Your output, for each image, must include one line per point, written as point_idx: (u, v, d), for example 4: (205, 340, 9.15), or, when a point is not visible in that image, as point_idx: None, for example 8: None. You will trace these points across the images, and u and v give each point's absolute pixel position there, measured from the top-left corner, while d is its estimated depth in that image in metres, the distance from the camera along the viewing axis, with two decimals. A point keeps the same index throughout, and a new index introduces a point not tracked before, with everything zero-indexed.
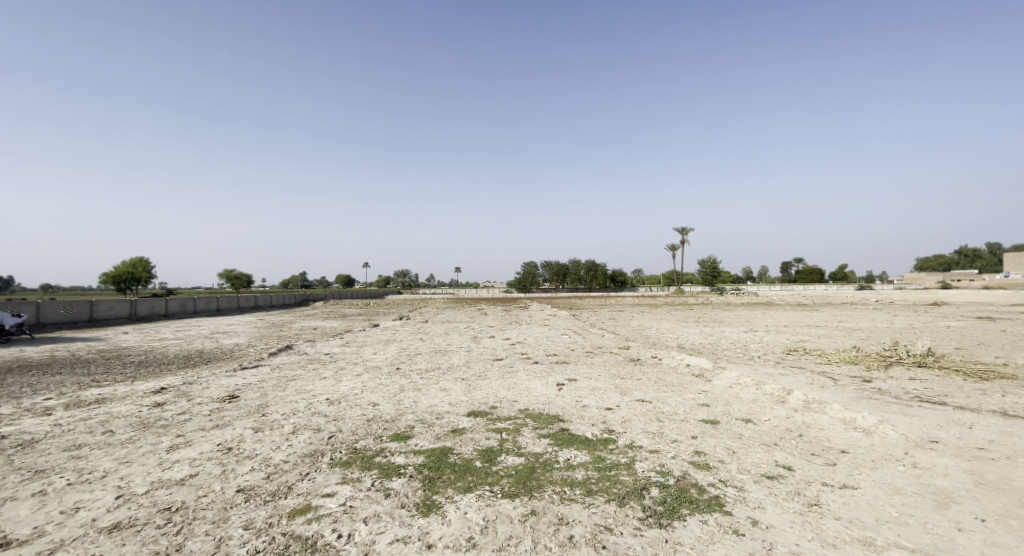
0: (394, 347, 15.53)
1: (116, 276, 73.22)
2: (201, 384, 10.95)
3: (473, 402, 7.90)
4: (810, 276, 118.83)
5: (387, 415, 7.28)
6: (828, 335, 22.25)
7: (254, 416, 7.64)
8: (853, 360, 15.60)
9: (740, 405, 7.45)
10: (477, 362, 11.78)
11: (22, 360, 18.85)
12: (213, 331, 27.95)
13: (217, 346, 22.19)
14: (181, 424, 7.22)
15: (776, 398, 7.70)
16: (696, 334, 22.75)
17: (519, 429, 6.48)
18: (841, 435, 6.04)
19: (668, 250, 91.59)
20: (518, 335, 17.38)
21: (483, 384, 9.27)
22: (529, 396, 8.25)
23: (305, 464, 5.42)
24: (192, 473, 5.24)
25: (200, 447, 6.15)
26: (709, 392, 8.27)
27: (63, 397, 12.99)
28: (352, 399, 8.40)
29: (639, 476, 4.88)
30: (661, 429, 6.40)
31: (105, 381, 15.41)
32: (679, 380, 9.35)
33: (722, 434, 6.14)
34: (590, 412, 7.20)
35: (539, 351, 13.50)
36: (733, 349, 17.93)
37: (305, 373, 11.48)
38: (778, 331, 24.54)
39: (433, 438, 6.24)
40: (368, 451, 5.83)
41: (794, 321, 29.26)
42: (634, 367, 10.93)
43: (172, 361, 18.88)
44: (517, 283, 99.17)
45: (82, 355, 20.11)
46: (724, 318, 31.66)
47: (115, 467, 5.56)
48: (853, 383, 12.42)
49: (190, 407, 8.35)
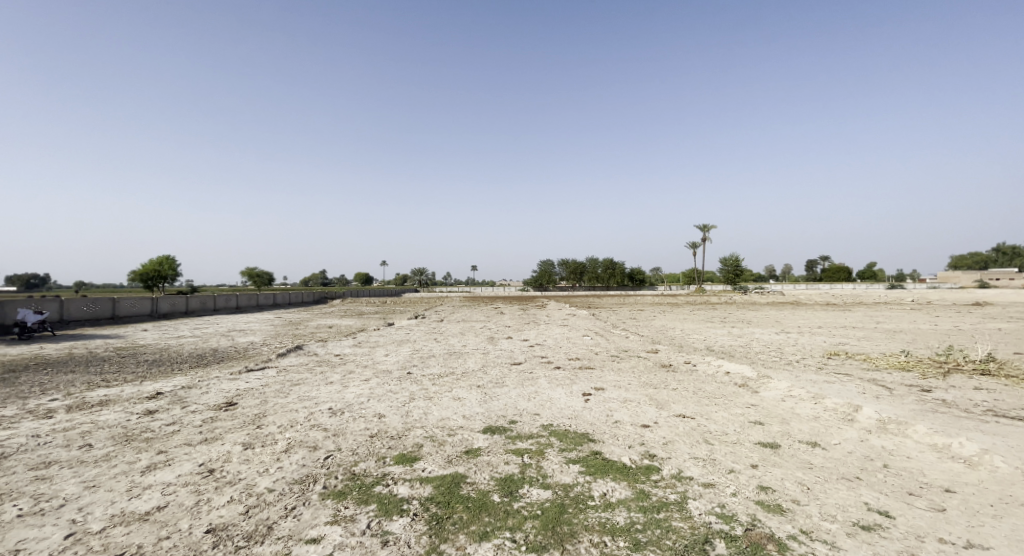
0: (407, 347, 14.79)
1: (142, 274, 74.65)
2: (201, 389, 10.26)
3: (490, 415, 7.00)
4: (836, 275, 115.12)
5: (393, 430, 6.44)
6: (870, 338, 20.73)
7: (247, 428, 6.87)
8: (905, 367, 14.23)
9: (800, 424, 6.40)
10: (493, 366, 10.91)
11: (39, 358, 18.66)
12: (230, 328, 27.72)
13: (232, 344, 21.81)
14: (166, 438, 6.49)
15: (841, 417, 6.65)
16: (725, 335, 21.52)
17: (543, 451, 5.57)
18: (938, 467, 4.99)
19: (690, 248, 89.62)
20: (536, 336, 16.43)
21: (501, 392, 8.38)
22: (553, 408, 7.34)
23: (292, 495, 4.60)
24: (160, 504, 4.46)
25: (179, 468, 5.37)
26: (759, 407, 7.23)
27: (68, 398, 12.53)
28: (356, 409, 7.58)
29: (697, 524, 3.94)
30: (713, 454, 5.41)
31: (115, 381, 14.98)
32: (721, 391, 8.32)
33: (788, 462, 5.14)
34: (624, 430, 6.24)
35: (561, 354, 12.57)
36: (768, 353, 16.75)
37: (311, 377, 10.74)
38: (813, 332, 23.08)
39: (443, 462, 5.35)
40: (368, 478, 4.98)
41: (828, 322, 27.66)
42: (667, 374, 9.90)
43: (185, 359, 18.46)
44: (533, 282, 97.88)
45: (98, 353, 19.86)
46: (752, 318, 30.10)
47: (78, 494, 4.74)
48: (911, 392, 11.16)
49: (182, 417, 7.63)
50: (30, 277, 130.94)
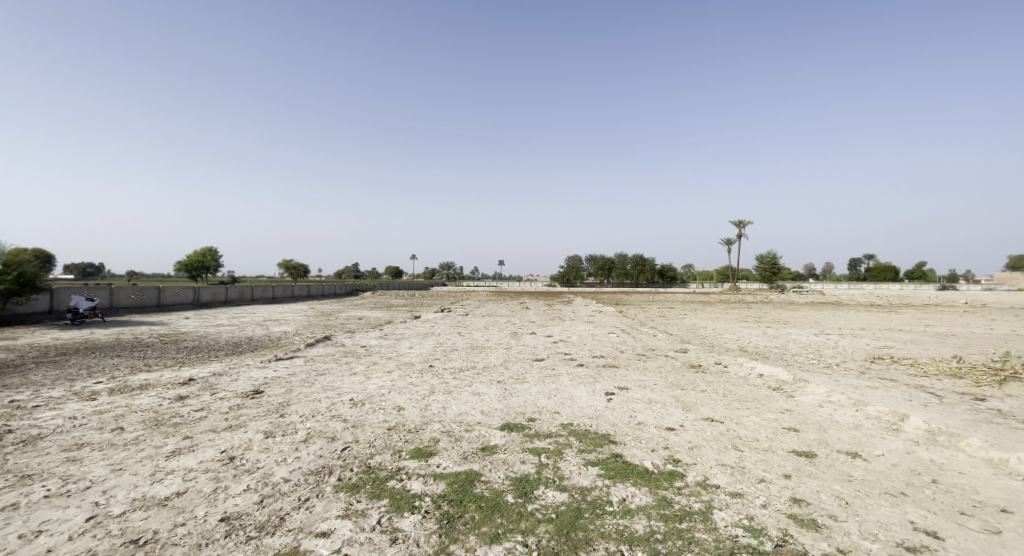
0: (431, 341, 14.82)
1: (187, 265, 78.20)
2: (231, 376, 10.54)
3: (508, 412, 6.87)
4: (881, 274, 109.64)
5: (411, 424, 6.39)
6: (917, 342, 19.53)
7: (270, 417, 6.96)
8: (956, 373, 13.31)
9: (839, 433, 6.01)
10: (516, 361, 10.78)
11: (88, 342, 19.70)
12: (265, 318, 28.58)
13: (265, 333, 22.46)
14: (192, 424, 6.64)
15: (885, 426, 6.21)
16: (759, 336, 20.72)
17: (562, 451, 5.40)
18: (994, 485, 4.56)
19: (724, 245, 87.08)
20: (561, 333, 16.20)
21: (522, 389, 8.23)
22: (574, 406, 7.14)
23: (306, 486, 4.59)
24: (179, 490, 4.53)
25: (202, 455, 5.46)
26: (793, 413, 6.84)
27: (112, 382, 13.15)
28: (376, 401, 7.58)
29: (723, 537, 3.71)
30: (742, 462, 5.11)
31: (155, 366, 15.62)
32: (752, 394, 7.94)
33: (825, 474, 4.81)
34: (647, 433, 5.99)
35: (585, 351, 12.32)
36: (804, 355, 16.00)
37: (336, 367, 10.88)
38: (854, 334, 21.93)
39: (459, 458, 5.24)
40: (383, 471, 4.93)
41: (871, 324, 26.25)
42: (695, 375, 9.53)
43: (221, 347, 19.10)
44: (561, 277, 97.20)
45: (142, 339, 20.81)
46: (789, 319, 28.89)
47: (105, 477, 4.88)
48: (962, 401, 10.39)
49: (210, 403, 7.81)
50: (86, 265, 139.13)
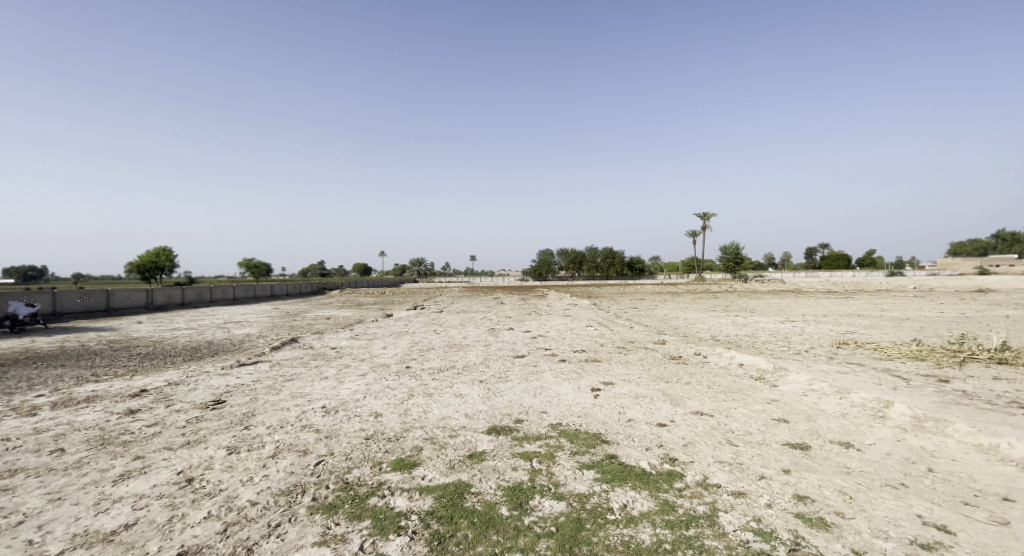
0: (405, 340, 14.29)
1: (140, 266, 74.05)
2: (190, 385, 9.78)
3: (493, 414, 6.53)
4: (836, 262, 114.68)
5: (391, 432, 5.98)
6: (878, 326, 20.30)
7: (234, 430, 6.39)
8: (919, 356, 13.80)
9: (828, 422, 5.97)
10: (496, 359, 10.44)
11: (29, 351, 18.14)
12: (227, 320, 27.18)
13: (228, 336, 21.28)
14: (145, 442, 6.01)
15: (872, 413, 6.22)
16: (729, 324, 21.11)
17: (554, 455, 5.12)
18: (988, 471, 4.57)
19: (689, 237, 88.98)
20: (538, 327, 15.97)
21: (505, 388, 7.91)
22: (561, 405, 6.88)
23: (277, 509, 4.16)
24: (128, 521, 4.02)
25: (155, 477, 4.90)
26: (780, 402, 6.79)
27: (56, 394, 12.06)
28: (351, 408, 7.10)
29: (734, 543, 3.53)
30: (739, 457, 4.96)
31: (105, 375, 14.47)
32: (737, 385, 7.88)
33: (823, 467, 4.71)
34: (640, 430, 5.78)
35: (565, 345, 12.11)
36: (775, 342, 16.31)
37: (304, 372, 10.26)
38: (818, 321, 22.63)
39: (445, 468, 4.88)
40: (362, 488, 4.52)
41: (833, 310, 27.20)
42: (677, 367, 9.44)
43: (179, 352, 17.94)
44: (532, 271, 97.28)
45: (90, 346, 19.33)
46: (756, 307, 29.61)
47: (41, 508, 4.29)
48: (928, 383, 10.75)
49: (165, 417, 7.14)
50: (26, 268, 129.89)
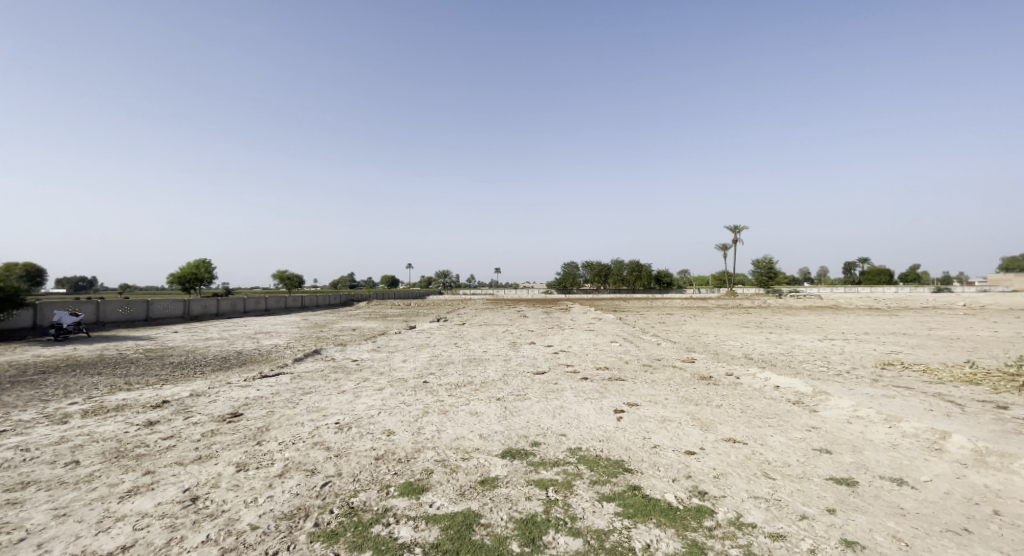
0: (426, 353, 14.12)
1: (180, 277, 77.10)
2: (211, 396, 9.81)
3: (510, 435, 6.22)
4: (876, 278, 109.69)
5: (402, 452, 5.74)
6: (925, 346, 19.01)
7: (246, 445, 6.27)
8: (973, 379, 12.77)
9: (877, 454, 5.43)
10: (516, 375, 10.13)
11: (70, 359, 18.83)
12: (257, 330, 27.73)
13: (255, 347, 21.63)
14: (157, 455, 5.94)
15: (926, 445, 5.63)
16: (763, 342, 20.17)
17: (571, 483, 4.77)
18: None
19: (719, 250, 86.74)
20: (561, 342, 15.57)
21: (523, 406, 7.60)
22: (581, 427, 6.51)
23: (277, 535, 3.96)
24: (125, 544, 3.90)
25: (161, 494, 4.78)
26: (821, 431, 6.24)
27: (87, 402, 12.35)
28: (364, 425, 6.91)
29: None
30: (776, 493, 4.49)
31: (137, 384, 14.82)
32: (772, 409, 7.34)
33: (873, 507, 4.22)
34: (665, 458, 5.37)
35: (588, 362, 11.70)
36: (813, 362, 15.42)
37: (323, 385, 10.16)
38: (859, 339, 21.40)
39: (455, 495, 4.59)
40: (366, 514, 4.28)
41: (875, 328, 25.75)
42: (707, 387, 8.93)
43: (209, 362, 18.30)
44: (558, 284, 96.63)
45: (126, 355, 19.93)
46: (791, 324, 28.33)
47: (44, 525, 4.23)
48: (986, 410, 9.83)
49: (181, 429, 7.10)
50: (78, 279, 137.53)
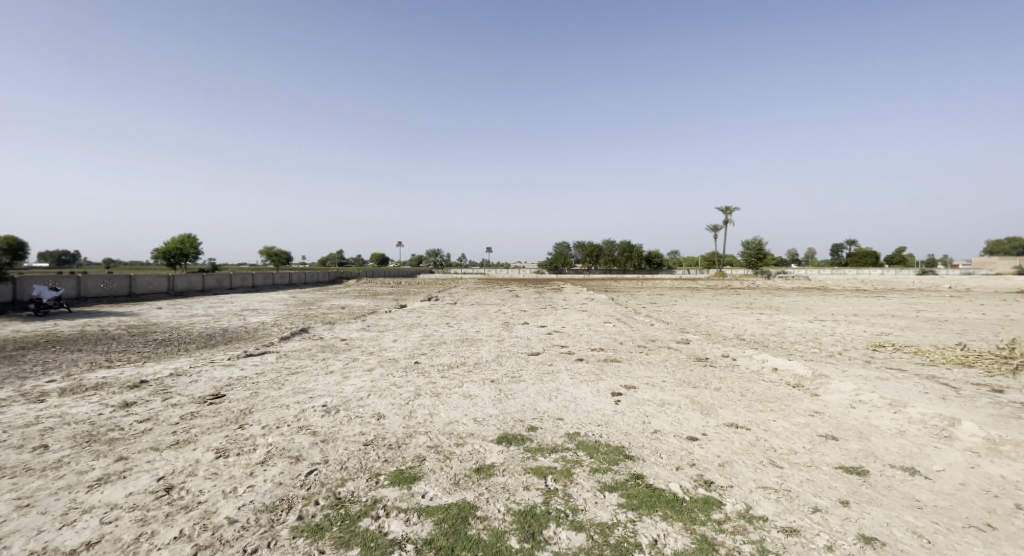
0: (417, 332, 13.83)
1: (166, 252, 75.50)
2: (192, 376, 9.41)
3: (505, 419, 5.97)
4: (862, 260, 110.99)
5: (394, 437, 5.46)
6: (915, 328, 19.10)
7: (227, 430, 5.93)
8: (965, 362, 12.79)
9: (884, 441, 5.26)
10: (509, 356, 9.89)
11: (49, 335, 18.23)
12: (244, 307, 27.13)
13: (242, 324, 21.09)
14: (132, 440, 5.59)
15: (934, 433, 5.48)
16: (755, 323, 20.15)
17: (571, 471, 4.54)
18: None
19: (711, 230, 86.63)
20: (554, 322, 15.34)
21: (518, 389, 7.35)
22: (579, 411, 6.27)
23: (257, 531, 3.68)
24: (90, 540, 3.59)
25: (134, 482, 4.46)
26: (825, 416, 6.08)
27: (66, 380, 11.89)
28: (352, 408, 6.61)
29: None
30: (785, 483, 4.30)
31: (118, 362, 14.33)
32: (773, 393, 7.17)
33: (887, 499, 4.04)
34: (668, 444, 5.16)
35: (582, 343, 11.48)
36: (806, 343, 15.38)
37: (311, 365, 9.83)
38: (850, 321, 21.49)
39: (449, 485, 4.32)
40: (355, 505, 4.01)
41: (865, 309, 25.90)
42: (704, 370, 8.76)
43: (194, 339, 17.81)
44: (549, 264, 96.48)
45: (108, 331, 19.34)
46: (783, 305, 28.41)
47: (3, 518, 3.90)
48: (981, 393, 9.80)
49: (160, 412, 6.75)
50: (59, 253, 134.51)
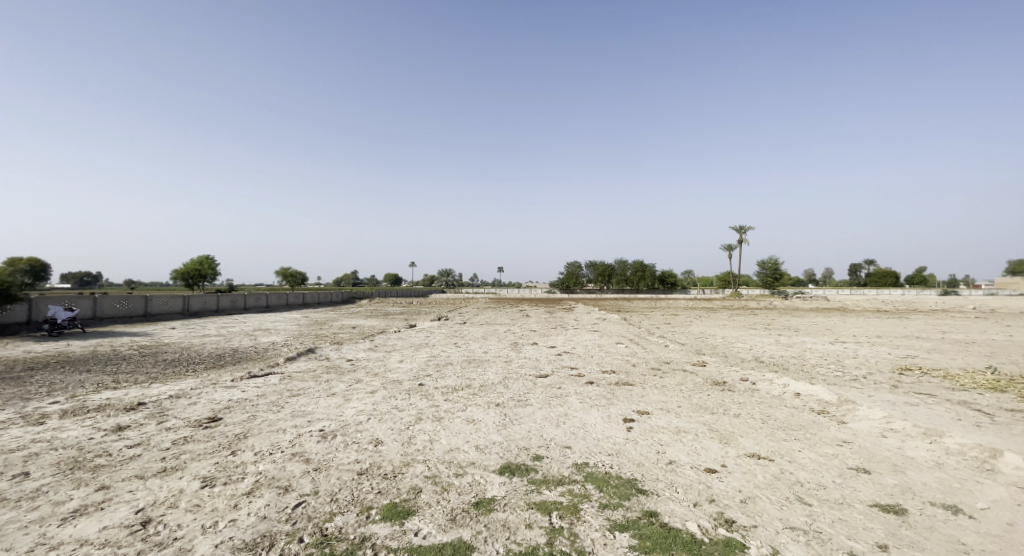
0: (424, 353, 13.53)
1: (184, 273, 76.74)
2: (192, 398, 9.19)
3: (509, 447, 5.61)
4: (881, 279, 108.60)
5: (390, 466, 5.14)
6: (941, 350, 18.27)
7: (217, 457, 5.65)
8: (999, 386, 12.08)
9: (922, 475, 4.79)
10: (516, 378, 9.53)
11: (61, 355, 18.29)
12: (255, 327, 27.16)
13: (252, 344, 21.00)
14: (117, 467, 5.34)
15: (976, 465, 4.99)
16: (772, 344, 19.49)
17: (578, 507, 4.16)
18: None
19: (725, 250, 85.58)
20: (565, 343, 14.94)
21: (524, 414, 6.99)
22: (587, 439, 5.89)
23: None
24: None
25: (111, 515, 4.20)
26: (855, 446, 5.60)
27: (70, 401, 11.78)
28: (350, 433, 6.30)
29: None
30: (816, 523, 3.87)
31: (125, 382, 14.23)
32: (796, 420, 6.70)
33: (931, 543, 3.61)
34: (684, 477, 4.75)
35: (593, 365, 11.07)
36: (827, 366, 14.74)
37: (313, 387, 9.57)
38: (872, 342, 20.71)
39: (444, 521, 3.98)
40: (341, 544, 3.68)
41: (887, 330, 25.05)
42: (721, 394, 8.32)
43: (202, 360, 17.71)
44: (561, 284, 96.03)
45: (119, 351, 19.36)
46: (801, 326, 27.62)
47: None
48: (1019, 420, 9.17)
49: (152, 436, 6.51)
50: (82, 274, 137.74)
